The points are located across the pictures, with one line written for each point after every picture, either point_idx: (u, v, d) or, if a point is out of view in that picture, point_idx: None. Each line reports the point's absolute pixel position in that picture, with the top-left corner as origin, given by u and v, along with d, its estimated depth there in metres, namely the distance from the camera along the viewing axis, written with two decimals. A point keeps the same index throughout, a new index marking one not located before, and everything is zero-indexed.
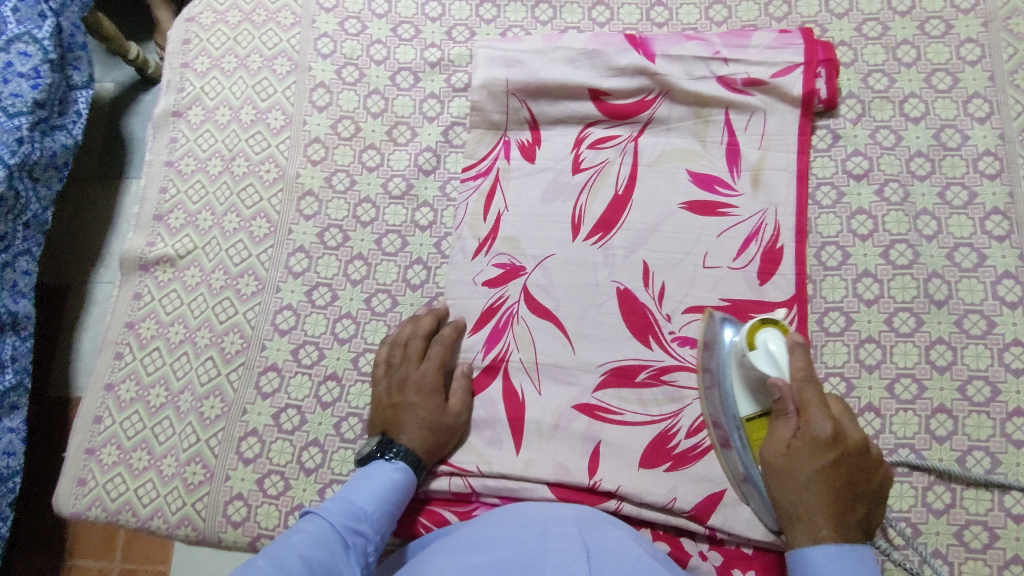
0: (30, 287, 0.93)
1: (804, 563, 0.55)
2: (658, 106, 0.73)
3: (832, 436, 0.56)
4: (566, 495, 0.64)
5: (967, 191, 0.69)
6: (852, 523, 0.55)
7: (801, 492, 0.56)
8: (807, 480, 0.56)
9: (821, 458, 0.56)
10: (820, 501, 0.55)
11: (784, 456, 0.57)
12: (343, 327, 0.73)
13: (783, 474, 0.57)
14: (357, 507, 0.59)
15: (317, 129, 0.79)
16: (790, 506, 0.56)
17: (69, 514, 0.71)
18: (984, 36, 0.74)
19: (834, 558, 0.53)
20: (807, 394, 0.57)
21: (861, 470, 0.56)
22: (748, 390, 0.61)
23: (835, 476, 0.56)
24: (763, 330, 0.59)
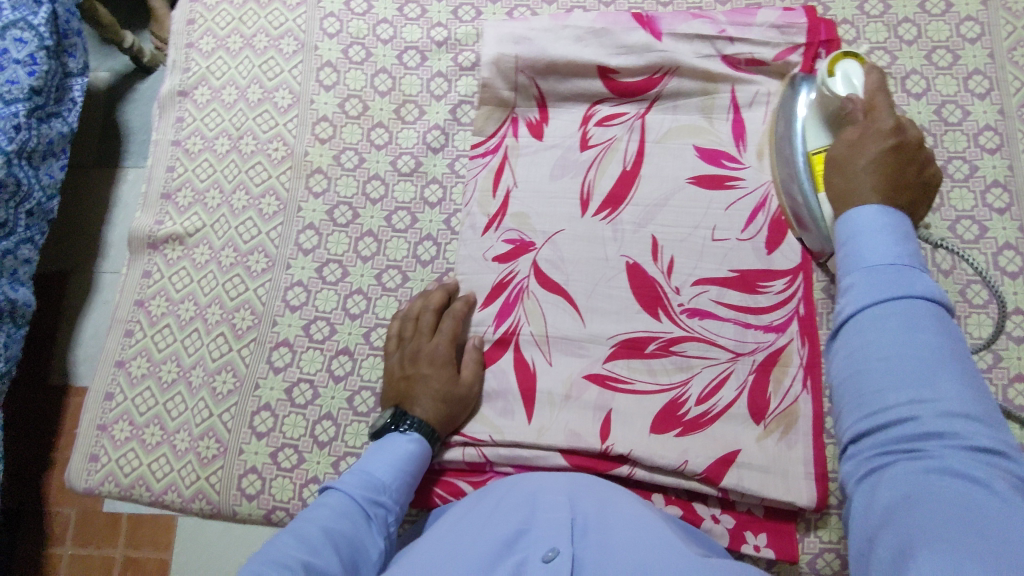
0: (28, 277, 0.93)
1: (846, 226, 0.46)
2: (665, 82, 0.74)
3: (894, 127, 0.56)
4: (580, 462, 0.65)
5: (968, 165, 0.71)
6: (901, 187, 0.53)
7: (858, 171, 0.55)
8: (863, 166, 0.55)
9: (883, 141, 0.56)
10: (873, 177, 0.54)
11: (848, 144, 0.58)
12: (354, 303, 0.73)
13: (841, 160, 0.57)
14: (376, 478, 0.60)
15: (324, 107, 0.80)
16: (842, 186, 0.56)
17: (81, 489, 0.71)
18: (984, 15, 0.75)
19: (876, 229, 0.44)
20: (879, 99, 0.59)
21: (911, 170, 0.54)
22: (820, 123, 0.66)
23: (898, 145, 0.56)
24: (844, 59, 0.64)
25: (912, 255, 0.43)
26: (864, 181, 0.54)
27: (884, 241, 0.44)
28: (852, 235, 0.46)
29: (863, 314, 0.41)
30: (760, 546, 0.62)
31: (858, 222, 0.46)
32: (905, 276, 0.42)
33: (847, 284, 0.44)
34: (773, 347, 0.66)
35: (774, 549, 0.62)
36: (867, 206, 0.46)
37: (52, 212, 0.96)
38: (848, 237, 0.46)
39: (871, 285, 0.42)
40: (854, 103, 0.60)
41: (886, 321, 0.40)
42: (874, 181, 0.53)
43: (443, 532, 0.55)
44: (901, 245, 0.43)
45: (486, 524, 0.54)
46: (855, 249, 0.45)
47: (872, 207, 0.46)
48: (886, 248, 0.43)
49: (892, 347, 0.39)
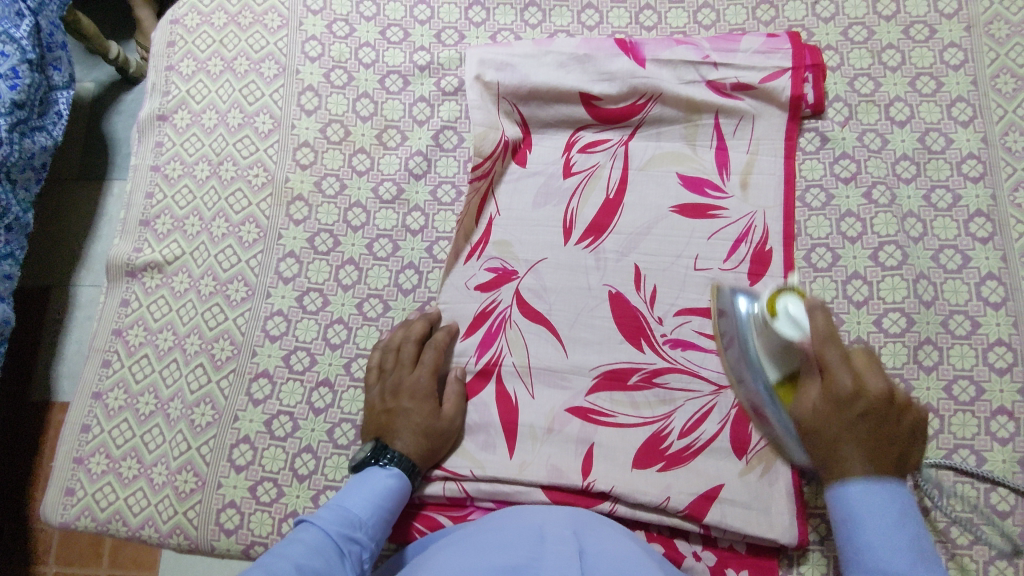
0: (7, 291, 0.91)
1: (844, 504, 0.54)
2: (650, 109, 0.74)
3: (857, 389, 0.57)
4: (561, 498, 0.64)
5: (951, 194, 0.71)
6: (888, 465, 0.55)
7: (835, 441, 0.56)
8: (849, 448, 0.56)
9: (847, 411, 0.57)
10: (857, 450, 0.55)
11: (809, 421, 0.58)
12: (334, 333, 0.72)
13: (817, 433, 0.58)
14: (352, 514, 0.59)
15: (306, 133, 0.79)
16: (829, 456, 0.57)
17: (57, 524, 0.70)
18: (967, 41, 0.75)
19: (878, 509, 0.52)
20: (829, 354, 0.57)
21: (891, 420, 0.56)
22: (772, 358, 0.61)
23: (871, 407, 0.56)
24: (780, 297, 0.60)
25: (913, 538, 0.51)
26: (853, 465, 0.55)
27: (889, 525, 0.51)
28: (853, 517, 0.53)
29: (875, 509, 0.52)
30: None
31: (858, 496, 0.53)
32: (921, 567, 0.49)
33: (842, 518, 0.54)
34: None
35: None
36: (856, 482, 0.54)
37: (29, 225, 0.95)
38: (842, 506, 0.54)
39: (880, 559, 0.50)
40: (804, 348, 0.59)
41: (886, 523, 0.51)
42: (857, 457, 0.55)
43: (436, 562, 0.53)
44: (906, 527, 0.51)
45: (493, 553, 0.52)
46: (856, 534, 0.52)
47: (860, 485, 0.54)
48: (893, 538, 0.50)
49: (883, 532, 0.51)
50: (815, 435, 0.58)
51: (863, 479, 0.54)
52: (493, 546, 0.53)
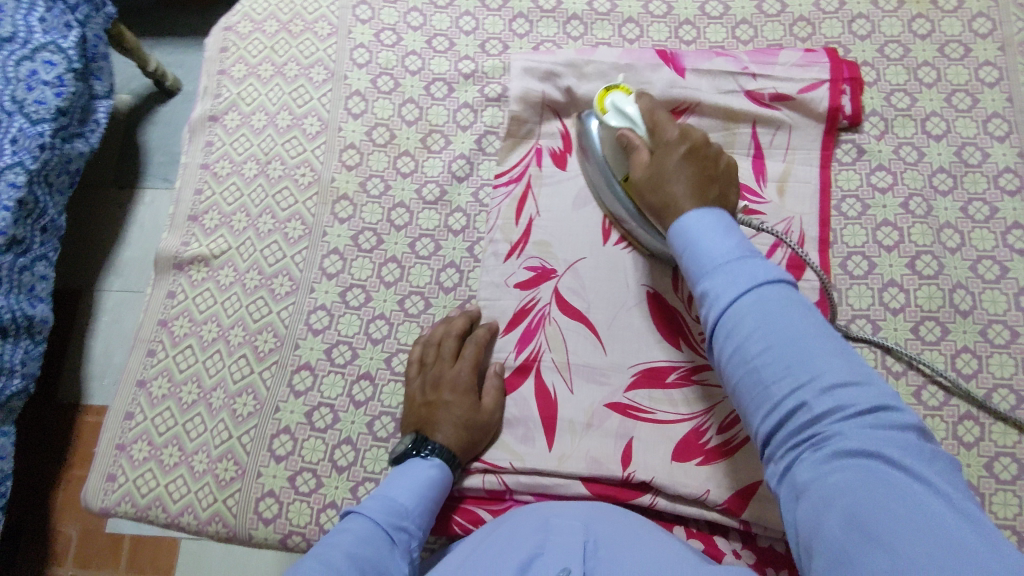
0: (47, 292, 0.95)
1: (682, 236, 0.53)
2: (688, 118, 0.76)
3: (678, 136, 0.61)
4: (602, 491, 0.65)
5: (988, 207, 0.72)
6: (714, 195, 0.57)
7: (675, 175, 0.59)
8: (678, 164, 0.59)
9: (676, 149, 0.60)
10: (688, 183, 0.58)
11: (647, 171, 0.61)
12: (376, 328, 0.74)
13: (658, 172, 0.60)
14: (399, 503, 0.60)
15: (352, 135, 0.81)
16: (662, 193, 0.59)
17: (97, 509, 0.71)
18: (1002, 60, 0.77)
19: (708, 229, 0.52)
20: (660, 116, 0.64)
21: (713, 160, 0.60)
22: (609, 146, 0.68)
23: (688, 154, 0.60)
24: (611, 95, 0.67)
25: (740, 242, 0.51)
26: (681, 194, 0.58)
27: (717, 239, 0.51)
28: (691, 241, 0.52)
29: (735, 298, 0.47)
30: None
31: (694, 223, 0.53)
32: (749, 266, 0.48)
33: (704, 289, 0.50)
34: None
35: None
36: (689, 212, 0.54)
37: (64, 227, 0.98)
38: (684, 236, 0.53)
39: (727, 281, 0.48)
40: (631, 134, 0.64)
41: (766, 309, 0.46)
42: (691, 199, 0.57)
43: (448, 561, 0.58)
44: (736, 240, 0.51)
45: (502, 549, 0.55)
46: (695, 255, 0.52)
47: (705, 215, 0.53)
48: (722, 243, 0.51)
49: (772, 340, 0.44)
50: (656, 180, 0.60)
51: (699, 209, 0.54)
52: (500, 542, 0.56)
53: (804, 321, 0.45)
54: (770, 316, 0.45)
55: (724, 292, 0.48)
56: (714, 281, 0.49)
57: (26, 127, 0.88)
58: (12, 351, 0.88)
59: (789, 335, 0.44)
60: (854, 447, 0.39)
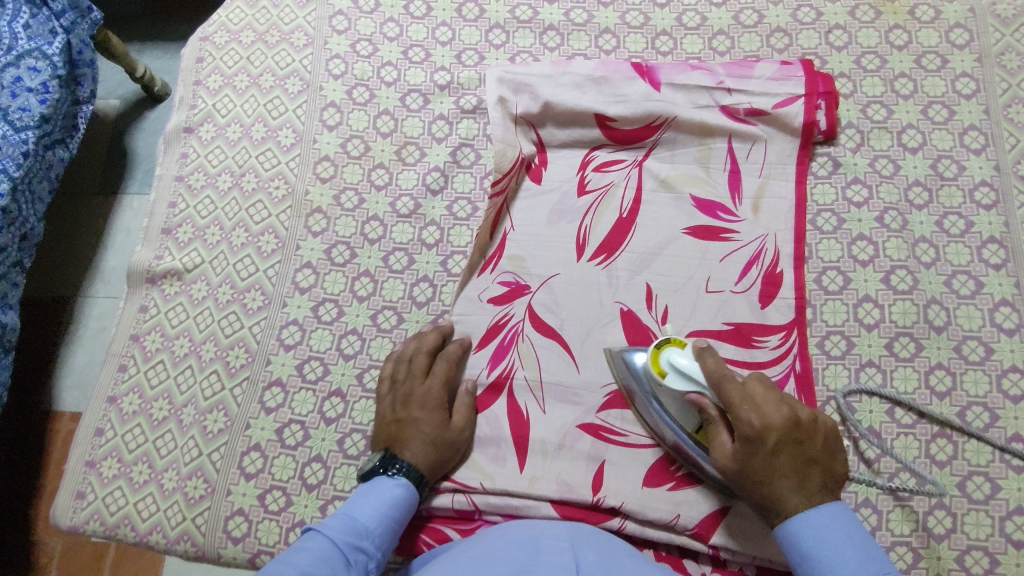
0: (16, 300, 0.94)
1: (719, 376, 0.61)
2: (663, 132, 0.75)
3: (761, 423, 0.57)
4: (570, 513, 0.64)
5: (964, 221, 0.71)
6: (815, 484, 0.56)
7: (769, 474, 0.57)
8: (775, 444, 0.57)
9: (763, 445, 0.57)
10: (788, 477, 0.56)
11: (734, 466, 0.58)
12: (348, 343, 0.73)
13: (749, 470, 0.57)
14: (359, 522, 0.59)
15: (326, 147, 0.81)
16: (761, 491, 0.57)
17: (66, 527, 0.71)
18: (980, 71, 0.76)
19: (832, 529, 0.54)
20: (733, 394, 0.58)
21: (806, 437, 0.58)
22: (675, 401, 0.62)
23: (782, 437, 0.57)
24: (663, 354, 0.63)
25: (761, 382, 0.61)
26: (788, 492, 0.56)
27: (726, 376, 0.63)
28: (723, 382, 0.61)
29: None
30: None
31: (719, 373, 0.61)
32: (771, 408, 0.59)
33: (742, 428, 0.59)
34: None
35: None
36: (798, 515, 0.55)
37: (40, 235, 0.97)
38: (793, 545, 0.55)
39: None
40: (705, 403, 0.60)
41: None
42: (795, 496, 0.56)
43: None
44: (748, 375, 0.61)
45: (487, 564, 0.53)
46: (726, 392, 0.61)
47: (832, 516, 0.54)
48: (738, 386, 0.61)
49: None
50: (749, 480, 0.57)
51: (802, 512, 0.55)
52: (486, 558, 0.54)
53: None
54: None
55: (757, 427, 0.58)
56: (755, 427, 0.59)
57: (8, 134, 0.87)
58: None
59: None
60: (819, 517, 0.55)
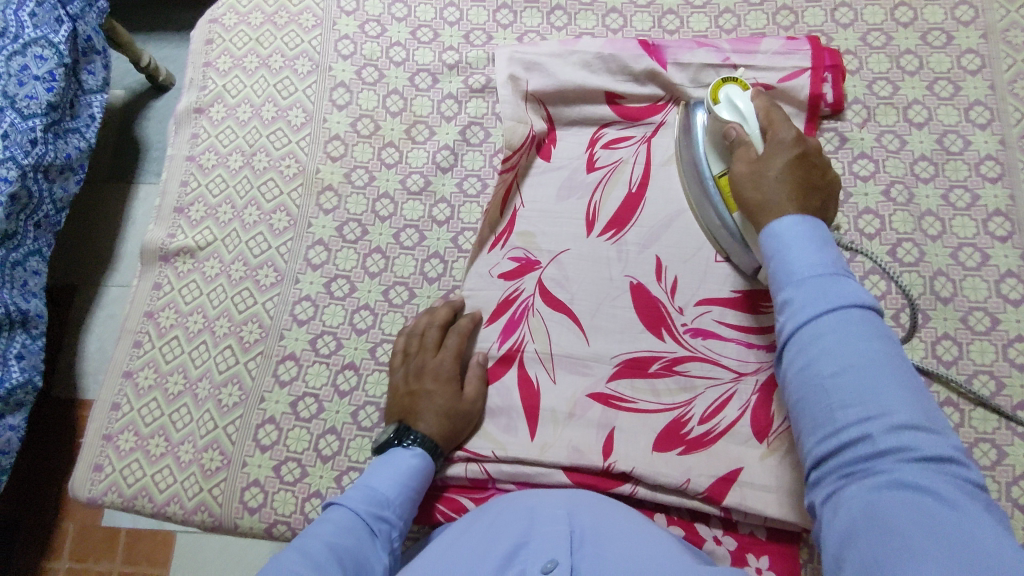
0: (39, 287, 0.95)
1: (772, 240, 0.52)
2: (669, 111, 0.77)
3: (793, 140, 0.60)
4: (582, 479, 0.65)
5: (970, 194, 0.72)
6: (812, 206, 0.56)
7: (771, 192, 0.57)
8: (773, 176, 0.58)
9: (779, 157, 0.59)
10: (785, 190, 0.57)
11: (751, 165, 0.60)
12: (360, 318, 0.74)
13: (754, 171, 0.60)
14: (380, 493, 0.60)
15: (337, 126, 0.81)
16: (753, 194, 0.58)
17: (84, 499, 0.72)
18: (984, 47, 0.77)
19: (854, 328, 0.45)
20: (775, 116, 0.63)
21: (817, 171, 0.59)
22: (716, 150, 0.69)
23: (797, 156, 0.59)
24: (726, 86, 0.68)
25: (833, 257, 0.49)
26: (777, 194, 0.57)
27: (811, 251, 0.49)
28: (780, 248, 0.51)
29: (846, 430, 0.42)
30: (762, 569, 0.62)
31: (785, 231, 0.52)
32: (835, 282, 0.47)
33: (784, 298, 0.49)
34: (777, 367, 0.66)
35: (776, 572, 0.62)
36: (784, 220, 0.52)
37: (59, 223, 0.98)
38: (774, 239, 0.52)
39: (812, 296, 0.47)
40: (735, 129, 0.65)
41: (822, 331, 0.45)
42: (778, 192, 0.57)
43: (437, 546, 0.57)
44: (826, 250, 0.49)
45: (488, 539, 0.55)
46: (784, 262, 0.50)
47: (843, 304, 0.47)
48: (817, 258, 0.49)
49: (880, 508, 0.39)
50: (745, 181, 0.60)
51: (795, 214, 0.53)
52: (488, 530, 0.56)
53: (877, 346, 0.44)
54: (846, 339, 0.45)
55: (808, 302, 0.47)
56: (796, 289, 0.48)
57: (18, 122, 0.88)
58: (8, 343, 0.89)
59: (864, 359, 0.44)
60: (905, 481, 0.39)
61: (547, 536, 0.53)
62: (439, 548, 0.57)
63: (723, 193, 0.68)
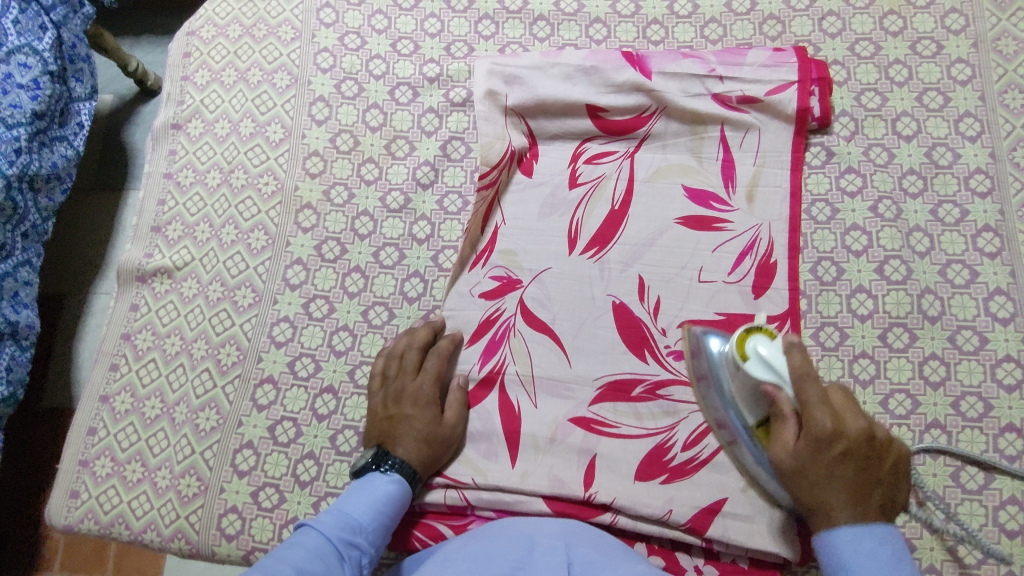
0: (30, 298, 0.94)
1: (828, 549, 0.55)
2: (655, 122, 0.74)
3: (835, 429, 0.56)
4: (562, 508, 0.64)
5: (959, 209, 0.70)
6: (874, 511, 0.55)
7: (828, 497, 0.56)
8: (833, 485, 0.56)
9: (830, 451, 0.56)
10: (843, 490, 0.55)
11: (796, 464, 0.57)
12: (339, 340, 0.73)
13: (809, 477, 0.56)
14: (352, 519, 0.59)
15: (315, 142, 0.80)
16: (816, 495, 0.56)
17: (61, 526, 0.71)
18: (975, 57, 0.75)
19: (872, 552, 0.53)
20: (810, 393, 0.57)
21: (874, 462, 0.57)
22: (735, 372, 0.61)
23: (852, 447, 0.56)
24: (751, 339, 0.60)
25: (894, 551, 0.53)
26: (839, 505, 0.55)
27: (872, 562, 0.52)
28: (840, 554, 0.54)
29: None
30: None
31: (842, 540, 0.54)
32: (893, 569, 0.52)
33: None
34: None
35: None
36: (843, 528, 0.54)
37: (47, 233, 0.97)
38: (832, 558, 0.54)
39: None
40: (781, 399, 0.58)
41: None
42: (841, 497, 0.55)
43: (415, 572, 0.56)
44: (892, 571, 0.52)
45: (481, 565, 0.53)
46: (852, 572, 0.53)
47: (853, 539, 0.54)
48: (877, 559, 0.53)
49: None
50: (794, 483, 0.57)
51: (849, 522, 0.54)
52: (478, 558, 0.54)
53: None
54: None
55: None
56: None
57: (1, 133, 0.86)
58: None
59: None
60: None
61: (545, 566, 0.53)
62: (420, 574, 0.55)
63: None
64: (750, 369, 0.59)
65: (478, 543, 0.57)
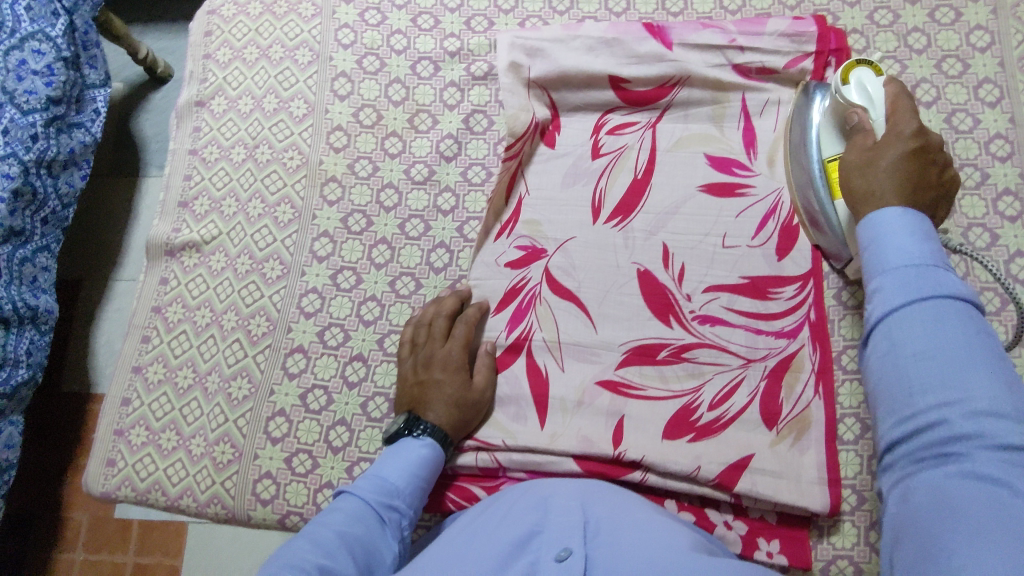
0: (49, 283, 0.95)
1: (870, 229, 0.52)
2: (677, 91, 0.75)
3: (914, 132, 0.58)
4: (592, 467, 0.65)
5: (979, 173, 0.71)
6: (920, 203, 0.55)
7: (875, 188, 0.56)
8: (884, 170, 0.57)
9: (899, 145, 0.58)
10: (890, 190, 0.55)
11: (866, 152, 0.59)
12: (368, 310, 0.74)
13: (865, 159, 0.59)
14: (388, 483, 0.61)
15: (339, 117, 0.81)
16: (862, 184, 0.58)
17: (98, 494, 0.72)
18: (994, 24, 0.76)
19: (902, 237, 0.49)
20: (901, 103, 0.60)
21: (936, 167, 0.57)
22: (836, 131, 0.67)
23: (917, 152, 0.57)
24: (859, 67, 0.65)
25: (933, 252, 0.48)
26: (883, 184, 0.56)
27: (908, 245, 0.49)
28: (876, 239, 0.51)
29: (901, 310, 0.46)
30: (773, 552, 0.62)
31: (881, 225, 0.51)
32: (933, 270, 0.47)
33: (875, 285, 0.49)
34: (785, 353, 0.66)
35: (788, 556, 0.61)
36: (885, 211, 0.51)
37: (68, 219, 0.98)
38: (869, 242, 0.51)
39: (898, 280, 0.47)
40: (863, 117, 0.63)
41: (940, 335, 0.44)
42: (887, 184, 0.56)
43: (451, 530, 0.59)
44: (923, 248, 0.48)
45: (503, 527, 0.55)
46: (882, 252, 0.50)
47: (900, 271, 0.47)
48: (915, 251, 0.48)
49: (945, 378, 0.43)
50: (851, 171, 0.59)
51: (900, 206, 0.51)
52: (502, 518, 0.57)
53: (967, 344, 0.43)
54: (935, 323, 0.44)
55: (891, 296, 0.47)
56: (888, 276, 0.48)
57: (17, 117, 0.87)
58: (17, 341, 0.88)
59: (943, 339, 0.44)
60: (984, 473, 0.40)
61: (561, 524, 0.54)
62: (453, 532, 0.58)
63: (830, 180, 0.66)
64: (849, 93, 0.64)
65: (506, 501, 0.60)
